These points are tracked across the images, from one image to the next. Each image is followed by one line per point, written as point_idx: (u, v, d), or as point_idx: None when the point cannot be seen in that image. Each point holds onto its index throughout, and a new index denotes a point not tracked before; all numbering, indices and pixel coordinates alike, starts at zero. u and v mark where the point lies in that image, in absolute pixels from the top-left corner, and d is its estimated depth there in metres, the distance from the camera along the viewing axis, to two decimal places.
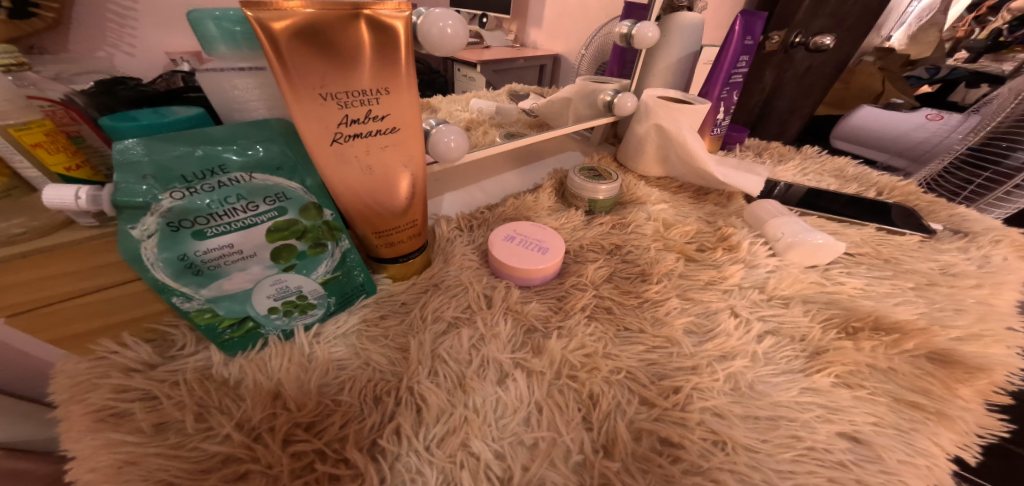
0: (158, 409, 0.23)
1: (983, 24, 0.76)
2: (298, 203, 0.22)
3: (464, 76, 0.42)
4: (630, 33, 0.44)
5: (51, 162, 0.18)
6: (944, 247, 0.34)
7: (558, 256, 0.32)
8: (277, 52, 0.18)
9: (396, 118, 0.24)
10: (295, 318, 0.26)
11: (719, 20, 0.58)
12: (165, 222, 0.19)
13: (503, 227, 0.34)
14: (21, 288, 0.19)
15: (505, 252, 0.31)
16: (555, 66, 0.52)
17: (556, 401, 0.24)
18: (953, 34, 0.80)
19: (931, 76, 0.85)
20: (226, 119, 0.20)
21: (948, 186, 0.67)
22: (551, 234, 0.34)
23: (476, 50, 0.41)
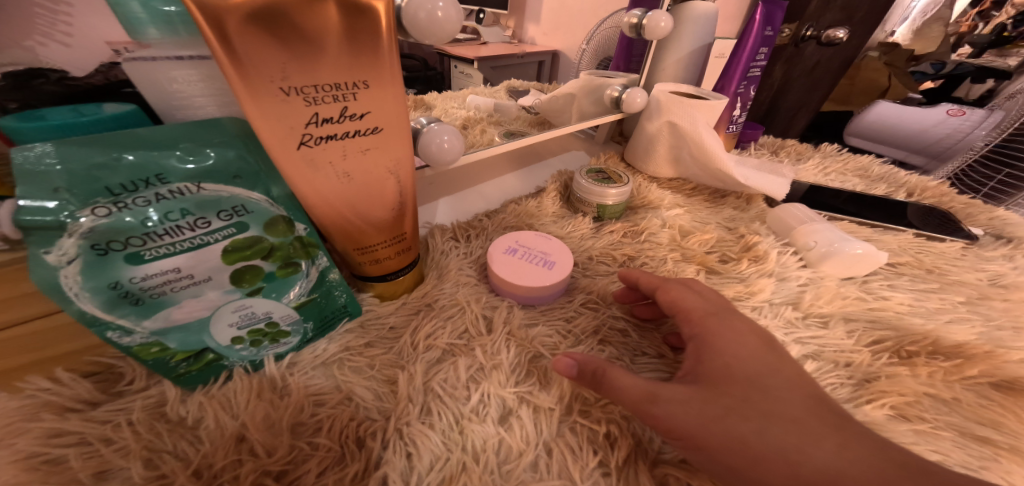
0: (98, 457, 0.19)
1: (987, 18, 0.75)
2: (262, 217, 0.19)
3: (461, 73, 0.39)
4: (642, 23, 0.40)
5: None
6: (990, 254, 0.31)
7: (567, 270, 0.28)
8: (223, 36, 0.15)
9: (377, 116, 0.20)
10: (265, 347, 0.23)
11: (731, 11, 0.54)
12: (89, 244, 0.15)
13: (505, 237, 0.31)
14: None
15: (508, 269, 0.28)
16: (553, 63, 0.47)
17: (567, 442, 0.21)
18: (956, 29, 0.79)
19: (936, 71, 0.82)
20: (168, 119, 0.17)
21: (970, 182, 0.69)
22: (555, 243, 0.30)
23: (473, 46, 0.38)
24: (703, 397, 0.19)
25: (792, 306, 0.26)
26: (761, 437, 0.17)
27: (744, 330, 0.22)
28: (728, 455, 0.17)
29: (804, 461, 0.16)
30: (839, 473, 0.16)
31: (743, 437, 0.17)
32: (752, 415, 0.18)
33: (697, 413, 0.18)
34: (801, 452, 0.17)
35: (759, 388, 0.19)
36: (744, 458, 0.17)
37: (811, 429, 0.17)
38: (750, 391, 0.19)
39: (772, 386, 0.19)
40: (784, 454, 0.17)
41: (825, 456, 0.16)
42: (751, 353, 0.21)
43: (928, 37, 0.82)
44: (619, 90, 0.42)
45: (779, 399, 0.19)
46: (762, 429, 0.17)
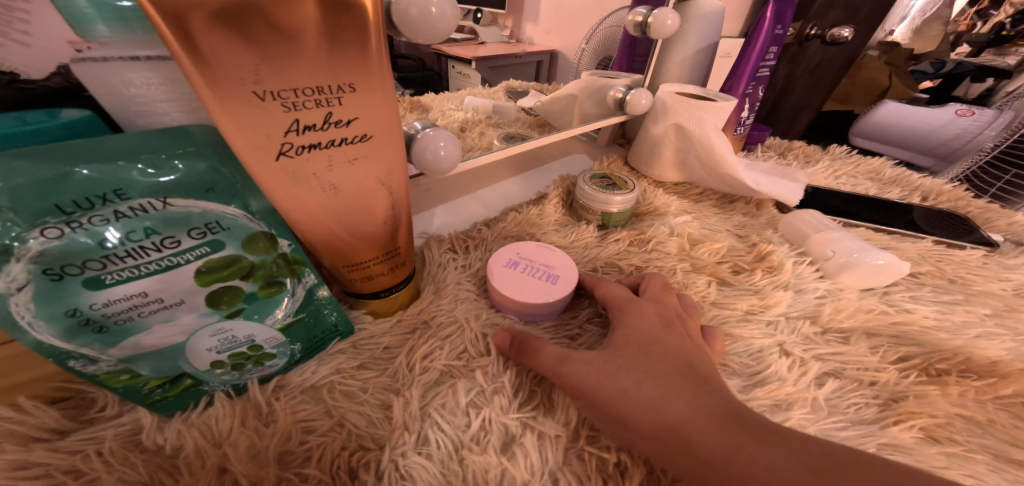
0: None
1: (986, 17, 0.75)
2: (240, 234, 0.17)
3: (459, 73, 0.37)
4: (648, 21, 0.39)
5: None
6: (1012, 262, 0.30)
7: (569, 284, 0.26)
8: (186, 36, 0.13)
9: (366, 123, 0.19)
10: (248, 370, 0.21)
11: (736, 10, 0.53)
12: (41, 269, 0.14)
13: (505, 249, 0.29)
14: None
15: (510, 286, 0.26)
16: (552, 63, 0.46)
17: (573, 471, 0.20)
18: (955, 28, 0.80)
19: (936, 70, 0.81)
20: (127, 126, 0.17)
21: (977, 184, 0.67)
22: (557, 255, 0.29)
23: (471, 46, 0.37)
24: (599, 358, 0.21)
25: (810, 329, 0.24)
26: (637, 388, 0.19)
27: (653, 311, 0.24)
28: (607, 402, 0.19)
29: (664, 409, 0.18)
30: (687, 420, 0.18)
31: (622, 388, 0.20)
32: (635, 372, 0.20)
33: (595, 370, 0.21)
34: (664, 401, 0.19)
35: (645, 353, 0.21)
36: (620, 404, 0.19)
37: (678, 385, 0.19)
38: (637, 354, 0.21)
39: (660, 351, 0.21)
40: (649, 402, 0.19)
41: (682, 405, 0.18)
42: (650, 327, 0.23)
43: (927, 37, 0.83)
44: (624, 90, 0.41)
45: (663, 362, 0.21)
46: (638, 382, 0.20)
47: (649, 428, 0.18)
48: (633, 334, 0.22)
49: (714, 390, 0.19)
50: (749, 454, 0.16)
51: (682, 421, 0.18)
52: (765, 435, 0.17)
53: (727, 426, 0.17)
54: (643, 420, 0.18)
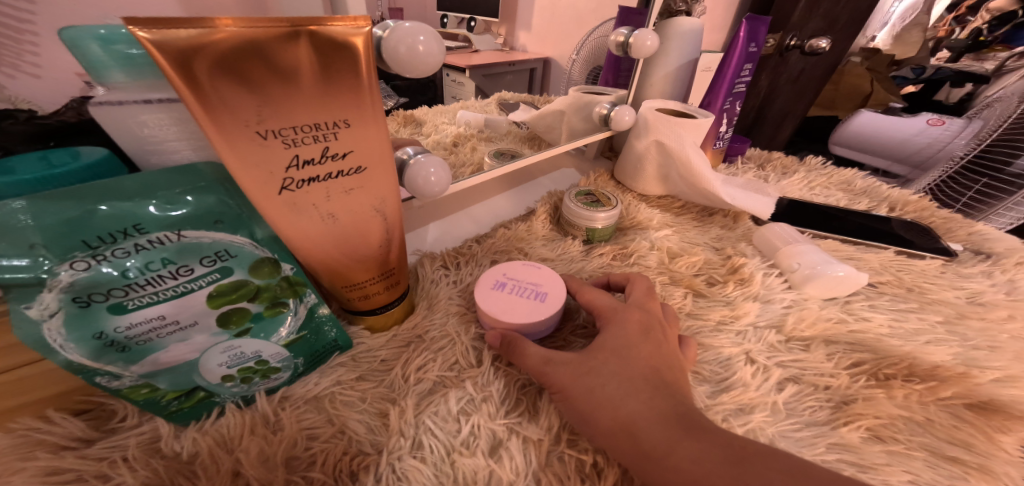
0: None
1: (963, 23, 0.83)
2: (247, 260, 0.19)
3: (453, 82, 0.36)
4: (629, 41, 0.41)
5: None
6: (967, 271, 0.32)
7: (558, 300, 0.28)
8: (195, 84, 0.15)
9: (360, 155, 0.21)
10: (256, 383, 0.23)
11: (716, 23, 0.57)
12: (71, 298, 0.15)
13: (493, 270, 0.30)
14: None
15: (502, 308, 0.27)
16: (546, 70, 0.45)
17: (556, 471, 0.21)
18: (935, 33, 0.88)
19: (916, 76, 0.90)
20: (143, 163, 0.18)
21: (951, 191, 0.69)
22: (544, 271, 0.30)
23: (465, 55, 0.34)
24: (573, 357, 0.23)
25: (775, 338, 0.26)
26: (600, 388, 0.21)
27: (633, 316, 0.25)
28: (571, 397, 0.22)
29: (621, 408, 0.20)
30: (638, 420, 0.20)
31: (588, 386, 0.21)
32: (603, 373, 0.22)
33: (567, 369, 0.22)
34: (622, 400, 0.21)
35: (616, 355, 0.23)
36: (582, 402, 0.21)
37: (639, 387, 0.21)
38: (609, 355, 0.23)
39: (631, 355, 0.23)
40: (610, 399, 0.21)
41: (639, 406, 0.20)
42: (627, 332, 0.24)
43: (906, 42, 0.90)
44: (609, 107, 0.43)
45: (631, 365, 0.22)
46: (603, 383, 0.21)
47: (604, 422, 0.20)
48: (609, 337, 0.24)
49: (672, 394, 0.21)
50: (683, 453, 0.18)
51: (635, 420, 0.20)
52: (702, 438, 0.19)
53: (672, 426, 0.19)
54: (600, 416, 0.20)
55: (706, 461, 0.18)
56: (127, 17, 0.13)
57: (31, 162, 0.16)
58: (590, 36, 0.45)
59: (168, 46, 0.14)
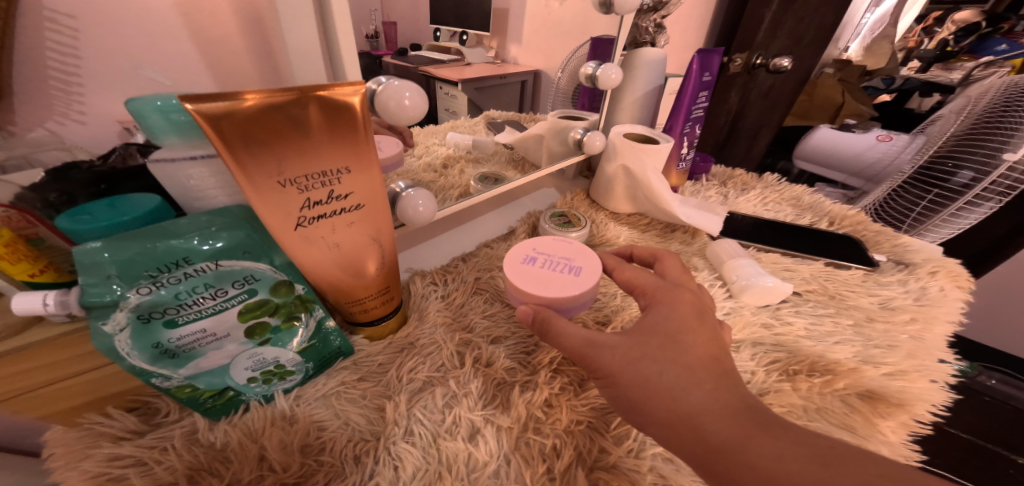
0: (152, 474, 0.22)
1: (931, 35, 1.13)
2: (268, 283, 0.24)
3: (447, 94, 0.41)
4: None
5: (15, 271, 0.21)
6: (885, 280, 0.37)
7: (592, 265, 0.33)
8: (226, 143, 0.20)
9: (359, 195, 0.25)
10: (275, 384, 0.27)
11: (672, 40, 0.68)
12: (136, 316, 0.20)
13: (519, 249, 0.35)
14: (31, 374, 0.20)
15: (558, 287, 0.31)
16: (534, 83, 0.55)
17: (523, 453, 0.26)
18: (906, 44, 1.19)
19: (888, 85, 1.20)
20: (186, 207, 0.23)
21: (903, 206, 0.70)
22: (565, 243, 0.36)
23: (456, 67, 0.43)
24: (631, 345, 0.26)
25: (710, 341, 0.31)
26: (660, 378, 0.24)
27: (684, 302, 0.29)
28: (626, 387, 0.24)
29: (684, 398, 0.23)
30: (701, 409, 0.23)
31: (645, 376, 0.24)
32: (661, 363, 0.25)
33: (621, 357, 0.25)
34: (684, 392, 0.23)
35: (674, 345, 0.26)
36: (641, 391, 0.24)
37: (699, 376, 0.24)
38: (669, 347, 0.25)
39: (685, 345, 0.26)
40: (672, 391, 0.24)
41: (702, 397, 0.23)
42: (681, 319, 0.27)
43: (876, 54, 1.16)
44: (581, 132, 0.48)
45: (688, 356, 0.25)
46: (662, 372, 0.24)
47: (664, 412, 0.23)
48: (665, 326, 0.27)
49: (727, 378, 0.24)
50: (758, 445, 0.21)
51: (698, 410, 0.23)
52: (774, 433, 0.21)
53: (740, 419, 0.22)
54: (660, 405, 0.23)
55: (775, 448, 0.20)
56: (181, 97, 0.18)
57: (100, 208, 0.21)
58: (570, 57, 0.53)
59: (207, 115, 0.19)
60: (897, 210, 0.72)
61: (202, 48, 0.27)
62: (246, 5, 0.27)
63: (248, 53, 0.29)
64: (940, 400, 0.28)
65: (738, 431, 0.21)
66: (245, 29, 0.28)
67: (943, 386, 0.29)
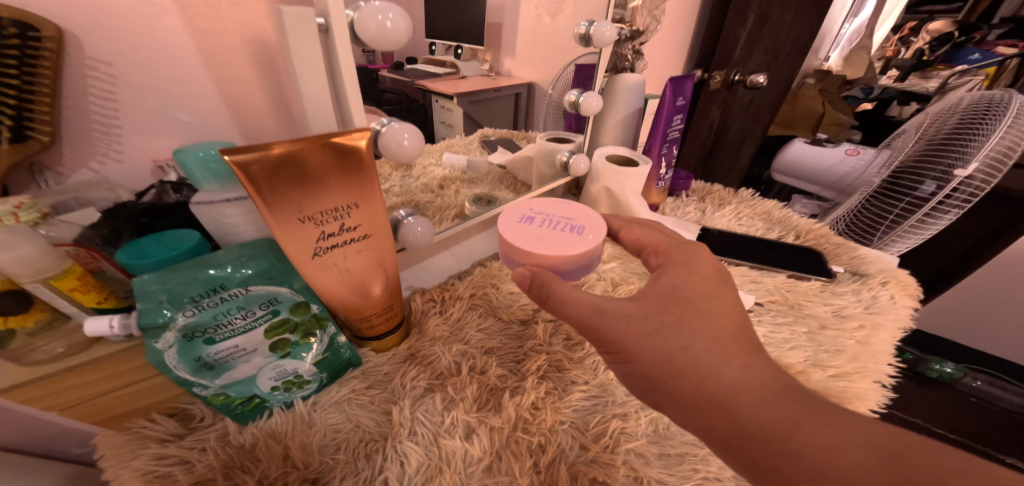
0: (194, 471, 0.26)
1: (908, 44, 1.24)
2: (288, 304, 0.28)
3: (442, 108, 0.45)
4: (589, 33, 0.48)
5: (86, 300, 0.25)
6: (841, 290, 0.41)
7: (592, 226, 0.36)
8: (255, 187, 0.24)
9: (366, 227, 0.29)
10: (294, 391, 0.31)
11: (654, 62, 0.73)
12: (181, 335, 0.24)
13: (517, 209, 0.38)
14: (96, 383, 0.25)
15: (564, 244, 0.34)
16: (529, 94, 0.54)
17: (512, 450, 0.30)
18: (884, 54, 1.31)
19: (865, 96, 1.30)
20: (220, 240, 0.27)
21: (873, 218, 0.72)
22: (564, 206, 0.39)
23: (453, 82, 0.45)
24: (652, 323, 0.29)
25: None
26: (687, 355, 0.28)
27: (700, 278, 0.33)
28: (649, 365, 0.28)
29: (714, 374, 0.27)
30: (731, 386, 0.27)
31: (671, 352, 0.28)
32: (687, 341, 0.29)
33: (645, 339, 0.29)
34: (715, 370, 0.27)
35: (698, 318, 0.30)
36: (669, 368, 0.28)
37: (724, 354, 0.28)
38: (690, 321, 0.29)
39: (709, 323, 0.30)
40: (701, 371, 0.27)
41: (729, 373, 0.27)
42: (701, 295, 0.31)
43: (855, 64, 1.32)
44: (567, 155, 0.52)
45: (711, 333, 0.29)
46: (689, 350, 0.28)
47: (693, 388, 0.27)
48: (686, 305, 0.30)
49: (744, 352, 0.28)
50: (797, 425, 0.24)
51: (729, 386, 0.27)
52: (807, 410, 0.25)
53: (764, 394, 0.26)
54: (689, 380, 0.27)
55: (807, 421, 0.24)
56: (221, 151, 0.22)
57: (151, 245, 0.24)
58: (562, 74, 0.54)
59: (240, 164, 0.23)
60: (868, 221, 0.74)
61: (223, 91, 0.31)
62: (265, 56, 0.32)
63: (263, 90, 0.33)
64: (878, 398, 0.32)
65: (772, 409, 0.25)
66: (261, 70, 0.32)
67: (880, 385, 0.33)
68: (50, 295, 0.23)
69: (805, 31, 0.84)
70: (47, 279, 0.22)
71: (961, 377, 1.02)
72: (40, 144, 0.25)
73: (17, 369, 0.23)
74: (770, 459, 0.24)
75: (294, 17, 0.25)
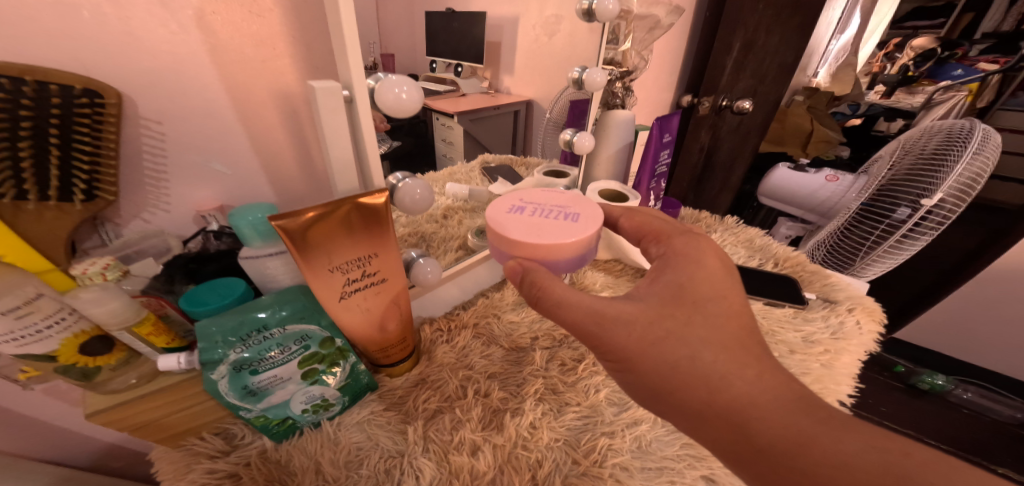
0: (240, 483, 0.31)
1: (892, 60, 1.35)
2: (318, 339, 0.32)
3: (442, 125, 0.45)
4: (581, 78, 0.55)
5: (158, 341, 0.29)
6: (811, 317, 0.45)
7: (586, 219, 0.38)
8: (294, 244, 0.28)
9: (383, 272, 0.34)
10: (321, 413, 0.35)
11: (646, 94, 0.80)
12: (233, 367, 0.29)
13: (507, 200, 0.41)
14: (161, 407, 0.30)
15: (559, 231, 0.36)
16: (528, 110, 0.58)
17: (513, 465, 0.34)
18: (870, 69, 1.41)
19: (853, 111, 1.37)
20: (262, 286, 0.31)
21: (854, 240, 0.75)
22: (555, 197, 0.42)
23: (454, 99, 0.46)
24: (660, 333, 0.32)
25: None
26: (695, 362, 0.30)
27: (717, 283, 0.34)
28: (652, 378, 0.31)
29: (726, 386, 0.29)
30: (743, 399, 0.29)
31: (677, 362, 0.30)
32: (699, 347, 0.31)
33: (660, 354, 0.31)
34: (728, 382, 0.29)
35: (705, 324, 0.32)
36: (673, 377, 0.30)
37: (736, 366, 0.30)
38: (697, 328, 0.31)
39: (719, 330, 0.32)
40: (712, 384, 0.29)
41: (747, 385, 0.29)
42: (720, 306, 0.33)
43: (843, 81, 1.37)
44: None
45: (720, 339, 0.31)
46: (696, 357, 0.30)
47: (701, 401, 0.29)
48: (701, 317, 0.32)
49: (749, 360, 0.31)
50: (806, 436, 0.27)
51: (742, 401, 0.29)
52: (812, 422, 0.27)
53: (775, 405, 0.28)
54: (698, 393, 0.30)
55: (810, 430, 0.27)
56: (270, 218, 0.26)
57: (206, 293, 0.29)
58: (561, 96, 0.60)
59: (284, 226, 0.27)
60: (848, 243, 0.77)
61: (255, 145, 0.35)
62: (294, 118, 0.37)
63: (291, 145, 0.37)
64: None
65: (786, 424, 0.27)
66: (290, 131, 0.37)
67: (841, 405, 0.37)
68: (131, 339, 0.28)
69: (790, 56, 0.89)
70: (129, 326, 0.27)
71: (953, 389, 1.06)
72: (106, 202, 0.29)
73: (97, 397, 0.29)
74: (777, 477, 0.26)
75: (325, 92, 0.29)
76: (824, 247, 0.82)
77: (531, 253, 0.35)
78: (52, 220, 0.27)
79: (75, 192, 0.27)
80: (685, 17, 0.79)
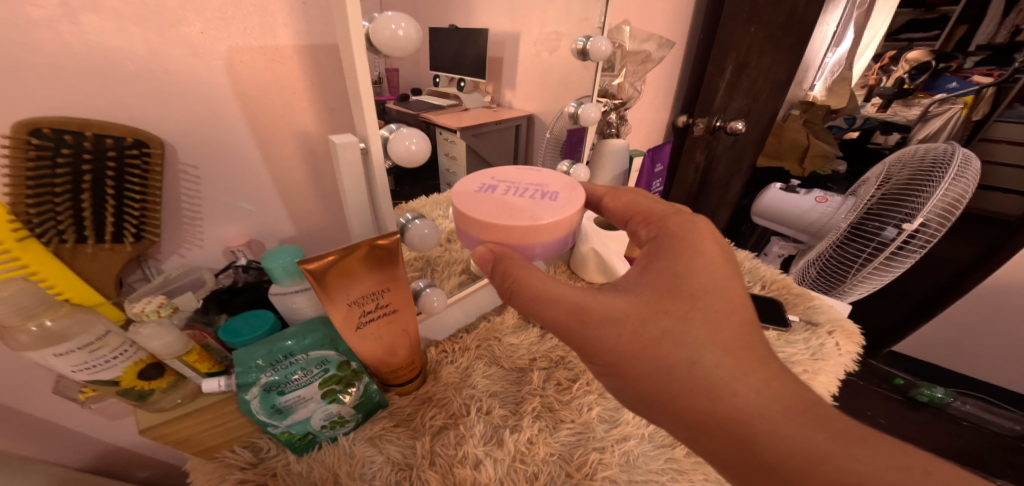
0: None
1: (887, 73, 1.45)
2: (336, 363, 0.36)
3: (446, 140, 0.48)
4: (577, 113, 0.59)
5: (202, 367, 0.34)
6: (793, 339, 0.47)
7: (563, 199, 0.39)
8: (319, 282, 0.32)
9: (395, 303, 0.38)
10: (337, 428, 0.39)
11: (643, 116, 0.84)
12: (263, 389, 0.33)
13: (478, 179, 0.42)
14: (201, 423, 0.34)
15: (532, 212, 0.37)
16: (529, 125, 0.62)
17: (512, 477, 0.37)
18: (866, 82, 1.52)
19: (849, 124, 1.48)
20: (286, 315, 0.36)
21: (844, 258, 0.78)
22: (530, 176, 0.42)
23: (455, 114, 0.51)
24: (653, 340, 0.33)
25: None
26: (694, 367, 0.32)
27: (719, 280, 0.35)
28: (646, 387, 0.33)
29: (727, 396, 0.30)
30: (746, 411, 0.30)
31: (671, 371, 0.32)
32: (695, 349, 0.32)
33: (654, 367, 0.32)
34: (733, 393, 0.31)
35: (703, 321, 0.33)
36: (666, 391, 0.32)
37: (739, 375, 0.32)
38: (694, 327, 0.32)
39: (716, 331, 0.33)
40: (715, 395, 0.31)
41: (750, 396, 0.30)
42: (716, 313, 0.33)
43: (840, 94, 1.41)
44: None
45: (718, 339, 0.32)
46: (695, 363, 0.32)
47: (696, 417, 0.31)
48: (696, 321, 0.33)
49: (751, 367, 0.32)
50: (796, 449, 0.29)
51: (744, 412, 0.30)
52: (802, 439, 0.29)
53: (777, 418, 0.30)
54: (695, 403, 0.31)
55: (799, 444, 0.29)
56: (300, 262, 0.30)
57: (240, 324, 0.33)
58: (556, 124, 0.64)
59: (311, 267, 0.31)
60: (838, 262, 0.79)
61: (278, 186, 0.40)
62: (313, 161, 0.41)
63: (310, 185, 0.42)
64: None
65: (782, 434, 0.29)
66: (310, 172, 0.41)
67: None
68: (180, 366, 0.33)
69: (783, 76, 0.92)
70: (179, 355, 0.32)
71: (952, 401, 1.07)
72: (152, 242, 0.33)
73: (147, 414, 0.33)
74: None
75: (345, 147, 0.33)
76: (816, 265, 0.84)
77: (502, 236, 0.36)
78: (105, 260, 0.31)
79: (126, 235, 0.31)
80: (679, 44, 0.84)
